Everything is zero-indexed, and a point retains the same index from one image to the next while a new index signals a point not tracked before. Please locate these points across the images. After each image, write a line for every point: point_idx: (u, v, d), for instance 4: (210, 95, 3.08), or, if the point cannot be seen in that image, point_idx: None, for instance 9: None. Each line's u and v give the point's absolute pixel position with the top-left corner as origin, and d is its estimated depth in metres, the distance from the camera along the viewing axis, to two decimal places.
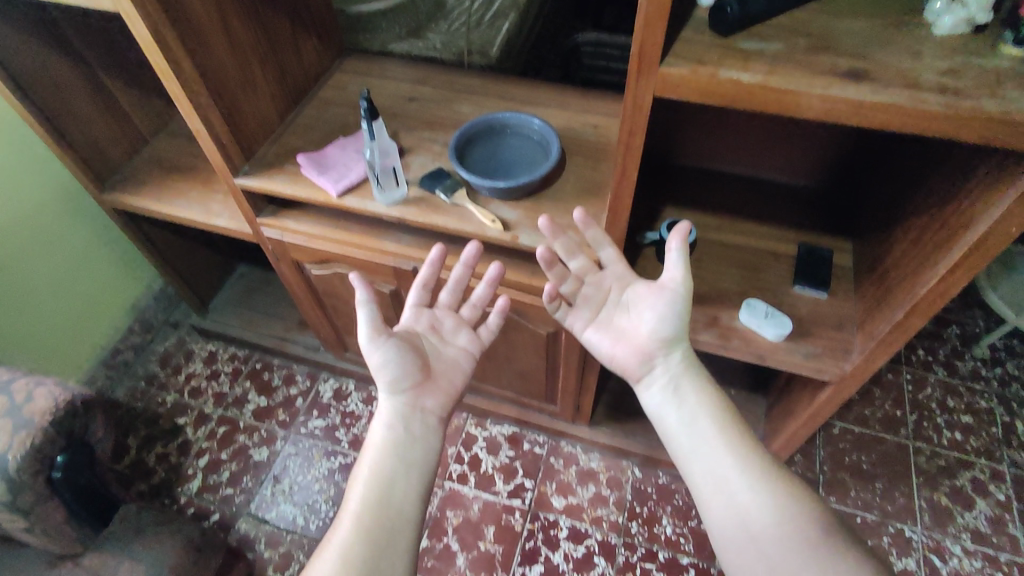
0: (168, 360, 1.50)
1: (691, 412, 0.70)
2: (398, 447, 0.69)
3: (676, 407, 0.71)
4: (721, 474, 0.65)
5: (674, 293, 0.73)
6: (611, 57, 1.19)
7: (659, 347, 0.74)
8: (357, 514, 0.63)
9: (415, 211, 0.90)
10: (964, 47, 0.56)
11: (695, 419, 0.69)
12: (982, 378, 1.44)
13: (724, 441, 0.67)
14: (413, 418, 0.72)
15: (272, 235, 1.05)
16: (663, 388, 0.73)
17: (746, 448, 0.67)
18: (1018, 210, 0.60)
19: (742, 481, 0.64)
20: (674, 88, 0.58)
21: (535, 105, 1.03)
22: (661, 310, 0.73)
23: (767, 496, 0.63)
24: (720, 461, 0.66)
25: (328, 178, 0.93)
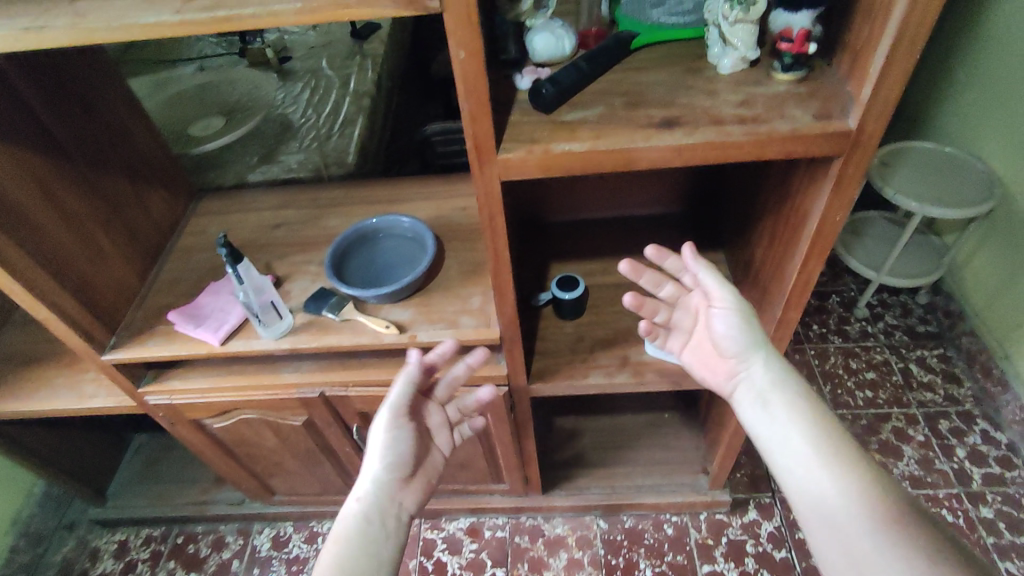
0: (71, 568, 1.32)
1: (776, 416, 0.67)
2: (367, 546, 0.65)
3: (761, 414, 0.68)
4: (811, 476, 0.62)
5: (726, 309, 0.74)
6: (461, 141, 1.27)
7: (736, 356, 0.73)
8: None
9: (306, 337, 0.88)
10: (748, 80, 0.64)
11: (779, 423, 0.67)
12: (871, 336, 1.58)
13: (809, 440, 0.64)
14: (383, 514, 0.68)
15: (158, 401, 0.97)
16: (746, 397, 0.71)
17: (835, 442, 0.63)
18: (834, 204, 0.66)
19: (831, 482, 0.61)
20: (517, 170, 0.61)
21: (401, 202, 1.05)
22: (725, 323, 0.73)
23: (859, 492, 0.59)
24: (806, 462, 0.63)
25: (207, 327, 0.88)
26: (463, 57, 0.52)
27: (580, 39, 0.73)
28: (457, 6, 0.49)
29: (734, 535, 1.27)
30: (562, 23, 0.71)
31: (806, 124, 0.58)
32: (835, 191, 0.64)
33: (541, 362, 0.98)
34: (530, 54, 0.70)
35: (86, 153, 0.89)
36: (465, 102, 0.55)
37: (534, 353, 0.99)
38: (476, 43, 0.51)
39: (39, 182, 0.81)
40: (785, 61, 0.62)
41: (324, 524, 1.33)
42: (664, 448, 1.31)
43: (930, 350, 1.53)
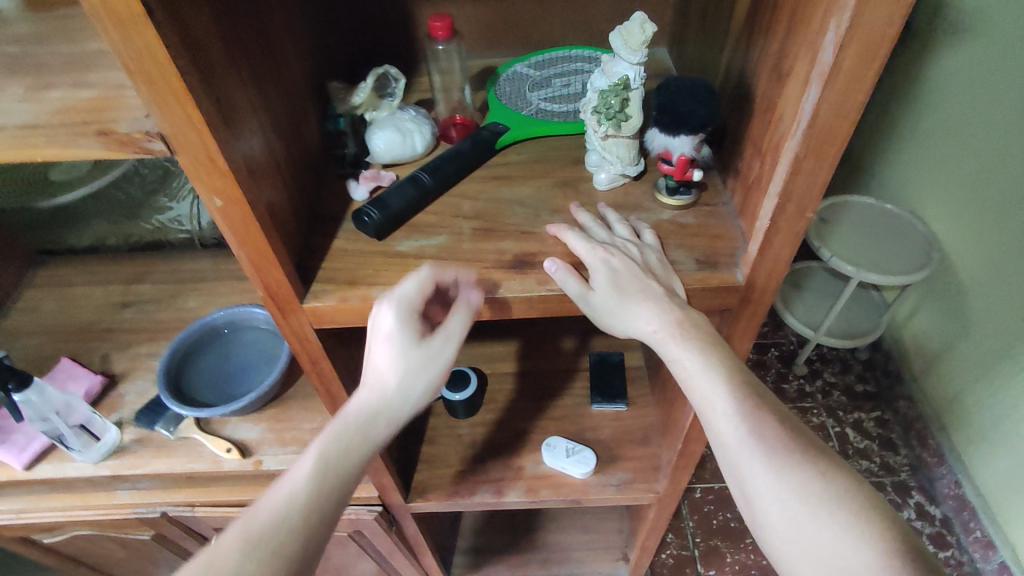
0: None
1: (753, 457, 0.46)
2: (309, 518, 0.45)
3: (735, 457, 0.47)
4: (813, 543, 0.43)
5: (653, 327, 0.46)
6: None
7: (692, 384, 0.48)
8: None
9: (130, 461, 0.74)
10: (626, 202, 0.53)
11: (761, 468, 0.45)
12: (809, 395, 1.49)
13: (801, 487, 0.44)
14: (344, 475, 0.47)
15: None
16: (712, 436, 0.48)
17: (832, 486, 0.44)
18: None
19: (839, 549, 0.42)
20: (331, 320, 0.49)
21: None
22: (662, 338, 0.46)
23: (877, 561, 0.40)
24: (795, 526, 0.43)
25: (8, 446, 0.73)
26: (222, 206, 0.39)
27: (441, 129, 0.60)
28: (189, 147, 0.35)
29: None
30: (415, 113, 0.58)
31: (686, 274, 0.47)
32: None
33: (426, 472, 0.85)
34: (372, 154, 0.57)
35: None
36: (241, 252, 0.42)
37: (417, 460, 0.86)
38: (235, 191, 0.38)
39: None
40: (670, 182, 0.51)
41: None
42: (584, 530, 1.21)
43: (868, 414, 1.45)
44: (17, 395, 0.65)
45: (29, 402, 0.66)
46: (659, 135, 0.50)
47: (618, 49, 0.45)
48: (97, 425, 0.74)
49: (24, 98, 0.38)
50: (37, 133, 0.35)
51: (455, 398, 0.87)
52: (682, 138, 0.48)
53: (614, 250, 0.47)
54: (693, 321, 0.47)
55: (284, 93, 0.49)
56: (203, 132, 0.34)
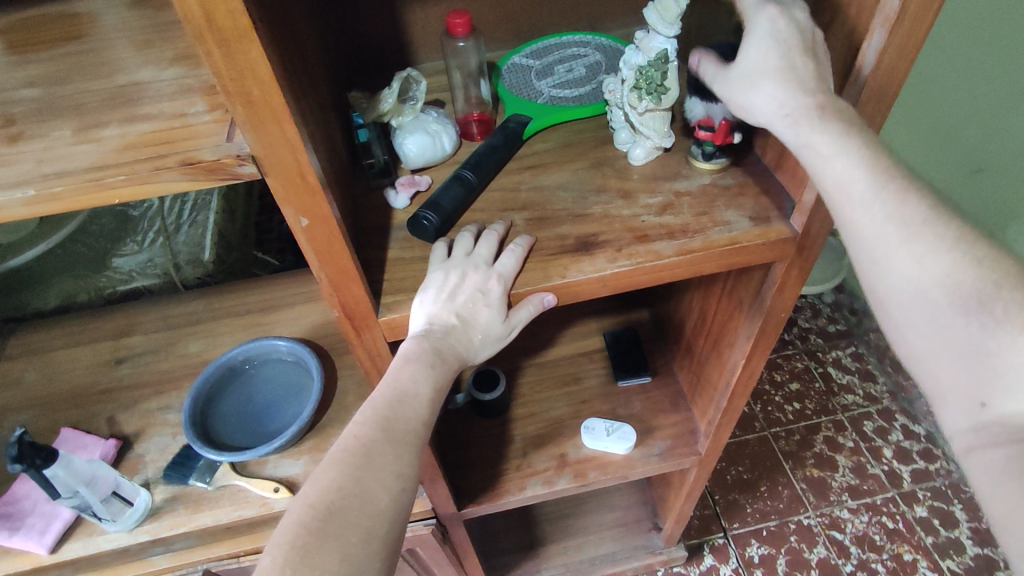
0: None
1: (891, 251, 0.44)
2: (404, 459, 0.46)
3: (871, 252, 0.45)
4: (951, 340, 0.43)
5: (786, 109, 0.44)
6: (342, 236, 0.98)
7: (824, 168, 0.44)
8: (305, 520, 0.41)
9: (170, 521, 0.69)
10: (665, 173, 0.54)
11: (902, 264, 0.44)
12: (790, 343, 1.55)
13: (945, 282, 0.43)
14: (416, 430, 0.47)
15: None
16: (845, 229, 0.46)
17: (988, 280, 0.42)
18: (779, 299, 0.59)
19: (983, 346, 0.42)
20: (406, 330, 0.48)
21: (276, 309, 0.88)
22: (797, 115, 0.44)
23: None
24: (937, 325, 0.44)
25: (27, 532, 0.68)
26: (307, 224, 0.38)
27: (461, 126, 0.60)
28: (281, 166, 0.35)
29: None
30: (436, 113, 0.57)
31: (743, 231, 0.49)
32: (778, 289, 0.57)
33: (470, 477, 0.85)
34: (402, 160, 0.56)
35: None
36: (320, 270, 0.41)
37: (459, 468, 0.86)
38: (321, 208, 0.38)
39: None
40: (706, 148, 0.53)
41: None
42: (611, 510, 1.23)
43: (843, 350, 1.53)
44: (45, 470, 0.61)
45: (57, 476, 0.63)
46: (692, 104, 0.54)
47: (654, 24, 0.48)
48: (125, 487, 0.70)
49: (77, 139, 0.35)
50: (110, 172, 0.33)
51: (487, 399, 0.86)
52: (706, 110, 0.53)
53: (778, 15, 0.44)
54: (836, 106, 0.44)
55: (318, 110, 0.48)
56: (295, 147, 0.34)
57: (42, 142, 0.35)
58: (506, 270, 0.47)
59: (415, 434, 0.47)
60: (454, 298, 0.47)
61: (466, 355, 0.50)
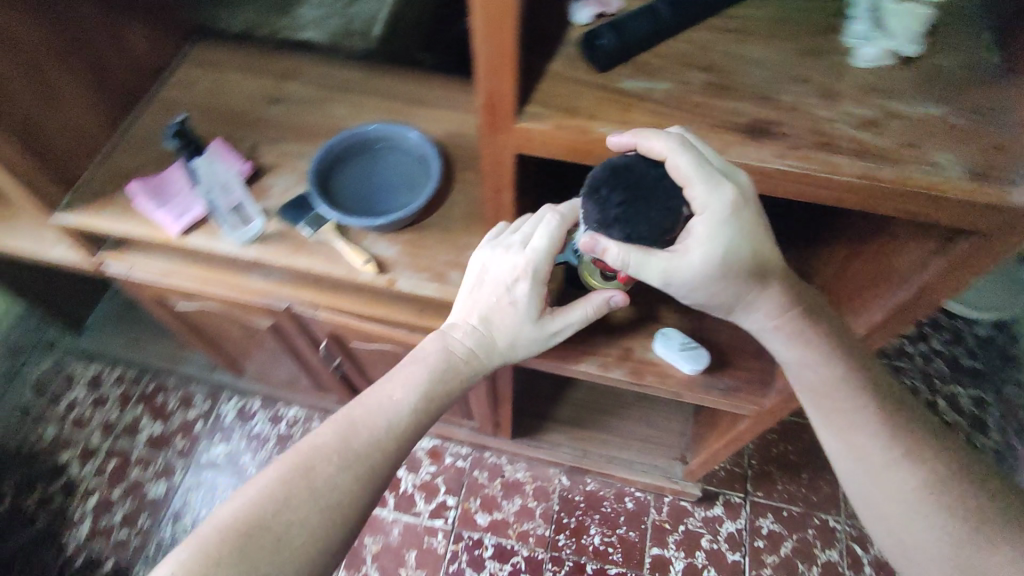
0: (45, 387, 1.35)
1: (911, 487, 0.58)
2: (372, 441, 0.59)
3: (878, 482, 0.59)
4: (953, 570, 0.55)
5: (767, 326, 0.60)
6: None
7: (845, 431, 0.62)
8: (281, 477, 0.55)
9: (272, 251, 0.76)
10: (887, 85, 0.46)
11: (926, 508, 0.57)
12: (908, 357, 1.40)
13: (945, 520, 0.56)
14: (369, 445, 0.58)
15: (117, 272, 0.89)
16: (851, 471, 0.61)
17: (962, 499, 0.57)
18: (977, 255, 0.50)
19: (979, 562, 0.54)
20: (537, 148, 0.47)
21: (420, 107, 0.89)
22: (764, 330, 0.61)
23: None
24: (942, 558, 0.56)
25: (168, 211, 0.78)
26: None
27: None
28: None
29: (693, 525, 1.23)
30: None
31: (954, 178, 0.41)
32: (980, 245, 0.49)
33: None
34: None
35: None
36: (482, 45, 0.41)
37: None
38: None
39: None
40: None
41: (289, 409, 1.34)
42: (649, 426, 1.24)
43: (966, 390, 1.36)
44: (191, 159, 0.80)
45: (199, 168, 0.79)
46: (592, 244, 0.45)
47: None
48: (241, 204, 0.79)
49: None
50: None
51: None
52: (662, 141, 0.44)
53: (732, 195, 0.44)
54: (788, 326, 0.59)
55: None
56: None
57: None
58: (538, 248, 0.61)
59: (369, 454, 0.58)
60: (485, 306, 0.63)
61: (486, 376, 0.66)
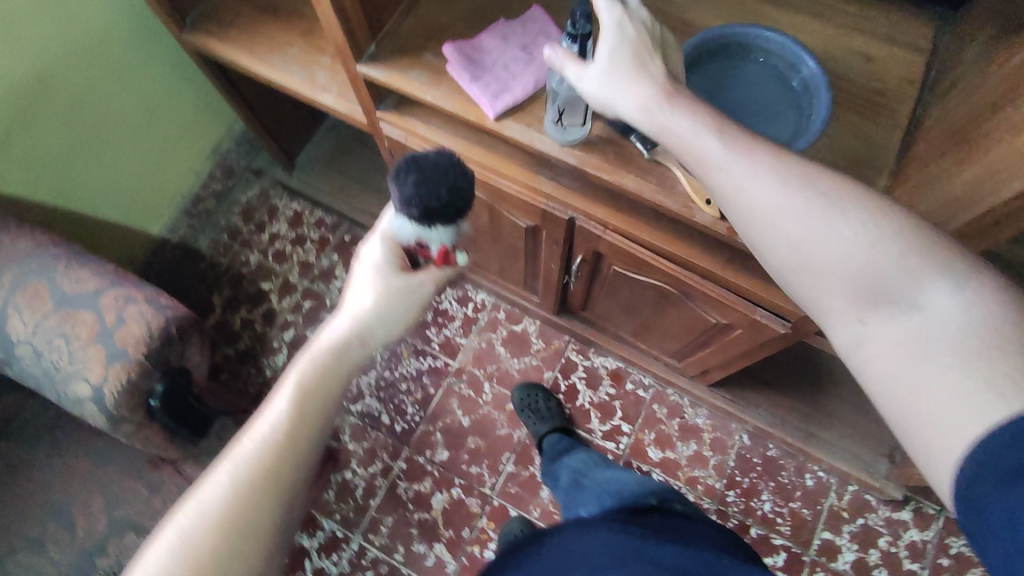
0: (251, 214, 1.38)
1: (801, 233, 0.51)
2: (258, 460, 0.53)
3: (778, 233, 0.52)
4: (864, 296, 0.49)
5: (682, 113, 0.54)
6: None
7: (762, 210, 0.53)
8: (183, 533, 0.51)
9: (597, 162, 0.66)
10: None
11: (821, 248, 0.50)
12: None
13: (904, 312, 0.47)
14: (265, 454, 0.53)
15: (392, 135, 0.81)
16: (758, 240, 0.54)
17: (849, 209, 0.50)
18: None
19: (887, 271, 0.48)
20: None
21: (786, 7, 0.70)
22: (667, 118, 0.54)
23: (925, 278, 0.47)
24: (884, 341, 0.48)
25: (483, 87, 0.67)
26: None
27: None
28: None
29: (873, 522, 1.16)
30: None
31: None
32: None
33: None
34: None
35: None
36: None
37: None
38: None
39: None
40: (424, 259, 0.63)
41: (477, 293, 1.31)
42: (860, 413, 1.15)
43: None
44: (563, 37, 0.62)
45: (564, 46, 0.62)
46: (399, 219, 0.58)
47: None
48: (572, 104, 0.64)
49: None
50: None
51: None
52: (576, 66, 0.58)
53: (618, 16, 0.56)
54: (679, 96, 0.54)
55: None
56: None
57: None
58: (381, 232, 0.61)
59: (260, 464, 0.53)
60: (354, 309, 0.59)
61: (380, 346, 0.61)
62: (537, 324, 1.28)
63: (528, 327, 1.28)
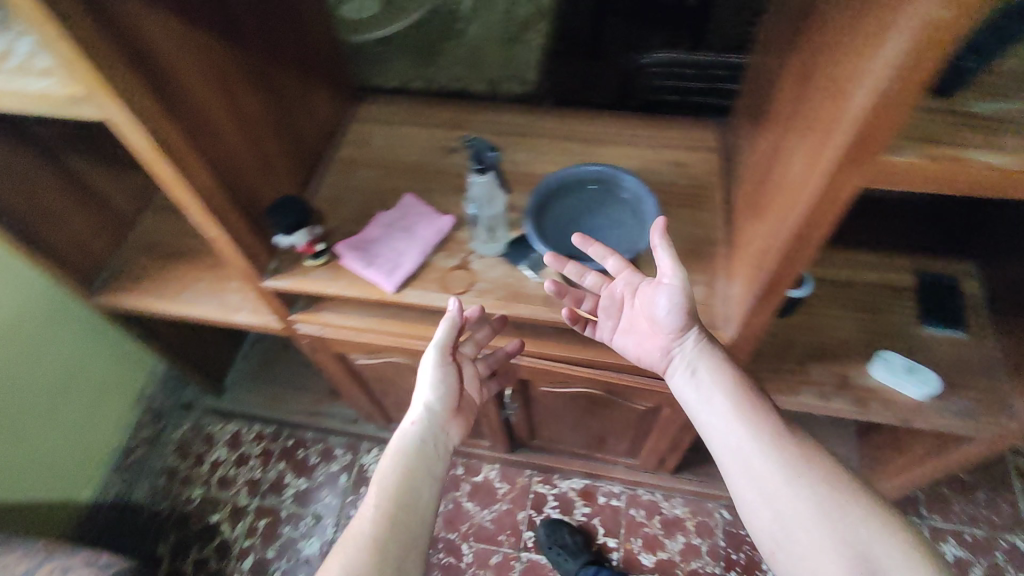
0: (187, 449, 1.35)
1: (753, 459, 0.58)
2: (370, 541, 0.54)
3: (748, 466, 0.58)
4: (813, 519, 0.54)
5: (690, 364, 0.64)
6: (683, 76, 0.88)
7: (725, 442, 0.60)
8: None
9: (490, 300, 0.75)
10: None
11: (707, 416, 0.62)
12: None
13: (835, 523, 0.53)
14: (377, 531, 0.55)
15: (309, 331, 0.88)
16: (737, 472, 0.59)
17: (794, 457, 0.58)
18: None
19: (824, 508, 0.54)
20: (894, 178, 0.44)
21: (602, 144, 0.87)
22: (695, 363, 0.64)
23: (850, 513, 0.54)
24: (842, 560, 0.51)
25: (380, 269, 0.77)
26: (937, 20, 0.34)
27: None
28: None
29: None
30: None
31: None
32: None
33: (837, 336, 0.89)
34: None
35: (261, 34, 0.73)
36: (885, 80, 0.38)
37: None
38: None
39: (225, 85, 0.67)
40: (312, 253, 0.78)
41: None
42: None
43: None
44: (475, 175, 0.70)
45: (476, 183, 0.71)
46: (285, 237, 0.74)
47: None
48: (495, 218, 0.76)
49: None
50: None
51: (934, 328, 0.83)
52: (617, 257, 0.68)
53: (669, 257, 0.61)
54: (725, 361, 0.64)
55: None
56: None
57: None
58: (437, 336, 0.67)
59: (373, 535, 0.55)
60: (419, 401, 0.65)
61: (445, 432, 0.65)
62: (497, 467, 1.29)
63: (489, 474, 1.29)
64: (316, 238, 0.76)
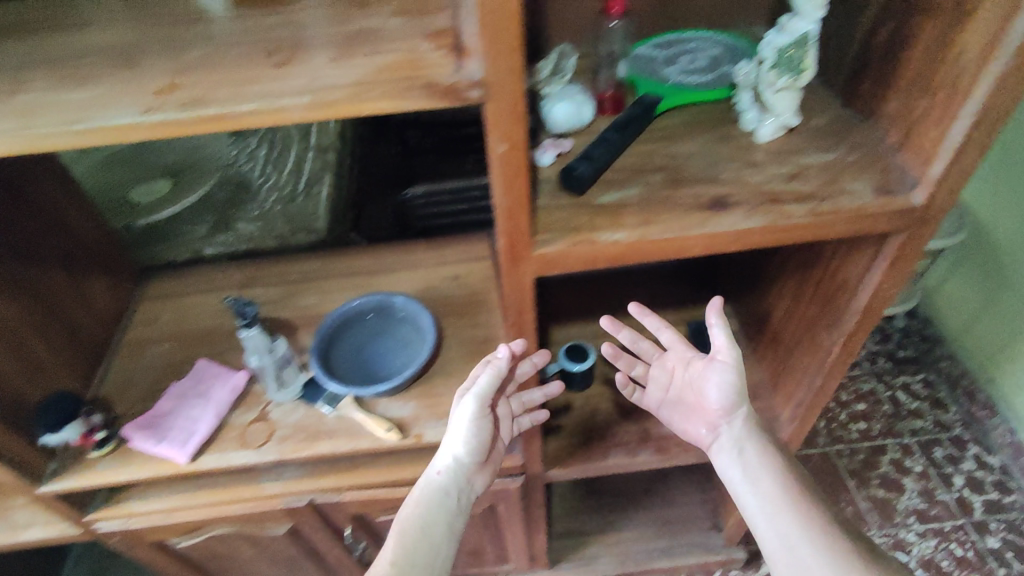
0: None
1: (778, 511, 0.63)
2: None
3: (775, 517, 0.63)
4: (827, 568, 0.58)
5: (739, 443, 0.68)
6: (444, 200, 1.04)
7: (756, 490, 0.65)
8: None
9: (291, 446, 0.75)
10: (790, 149, 0.60)
11: (739, 482, 0.67)
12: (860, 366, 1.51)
13: (846, 572, 0.58)
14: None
15: (111, 529, 0.81)
16: (758, 519, 0.64)
17: (818, 516, 0.63)
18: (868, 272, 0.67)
19: (836, 561, 0.59)
20: (554, 266, 0.54)
21: (386, 272, 0.94)
22: (743, 438, 0.69)
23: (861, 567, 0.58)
24: None
25: (171, 442, 0.75)
26: (503, 150, 0.44)
27: (596, 101, 0.65)
28: (503, 94, 0.41)
29: None
30: (578, 87, 0.64)
31: (869, 199, 0.54)
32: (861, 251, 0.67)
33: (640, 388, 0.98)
34: (547, 126, 0.63)
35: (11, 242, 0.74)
36: (500, 199, 0.48)
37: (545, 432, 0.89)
38: (519, 134, 0.44)
39: None
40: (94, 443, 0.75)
41: None
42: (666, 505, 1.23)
43: (912, 376, 1.49)
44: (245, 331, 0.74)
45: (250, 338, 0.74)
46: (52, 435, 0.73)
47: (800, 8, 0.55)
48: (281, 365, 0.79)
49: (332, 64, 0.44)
50: (369, 88, 0.42)
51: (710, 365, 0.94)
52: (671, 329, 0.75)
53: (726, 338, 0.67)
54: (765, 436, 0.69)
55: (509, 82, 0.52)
56: (518, 102, 0.42)
57: (295, 67, 0.45)
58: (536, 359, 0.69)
59: None
60: (450, 451, 0.67)
61: (465, 487, 0.67)
62: None
63: None
64: (93, 426, 0.75)
